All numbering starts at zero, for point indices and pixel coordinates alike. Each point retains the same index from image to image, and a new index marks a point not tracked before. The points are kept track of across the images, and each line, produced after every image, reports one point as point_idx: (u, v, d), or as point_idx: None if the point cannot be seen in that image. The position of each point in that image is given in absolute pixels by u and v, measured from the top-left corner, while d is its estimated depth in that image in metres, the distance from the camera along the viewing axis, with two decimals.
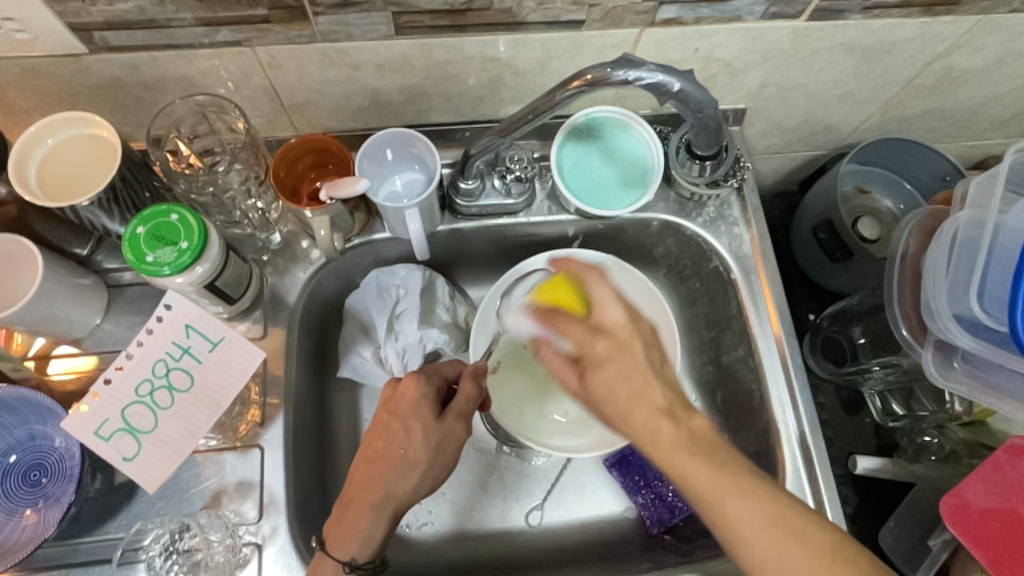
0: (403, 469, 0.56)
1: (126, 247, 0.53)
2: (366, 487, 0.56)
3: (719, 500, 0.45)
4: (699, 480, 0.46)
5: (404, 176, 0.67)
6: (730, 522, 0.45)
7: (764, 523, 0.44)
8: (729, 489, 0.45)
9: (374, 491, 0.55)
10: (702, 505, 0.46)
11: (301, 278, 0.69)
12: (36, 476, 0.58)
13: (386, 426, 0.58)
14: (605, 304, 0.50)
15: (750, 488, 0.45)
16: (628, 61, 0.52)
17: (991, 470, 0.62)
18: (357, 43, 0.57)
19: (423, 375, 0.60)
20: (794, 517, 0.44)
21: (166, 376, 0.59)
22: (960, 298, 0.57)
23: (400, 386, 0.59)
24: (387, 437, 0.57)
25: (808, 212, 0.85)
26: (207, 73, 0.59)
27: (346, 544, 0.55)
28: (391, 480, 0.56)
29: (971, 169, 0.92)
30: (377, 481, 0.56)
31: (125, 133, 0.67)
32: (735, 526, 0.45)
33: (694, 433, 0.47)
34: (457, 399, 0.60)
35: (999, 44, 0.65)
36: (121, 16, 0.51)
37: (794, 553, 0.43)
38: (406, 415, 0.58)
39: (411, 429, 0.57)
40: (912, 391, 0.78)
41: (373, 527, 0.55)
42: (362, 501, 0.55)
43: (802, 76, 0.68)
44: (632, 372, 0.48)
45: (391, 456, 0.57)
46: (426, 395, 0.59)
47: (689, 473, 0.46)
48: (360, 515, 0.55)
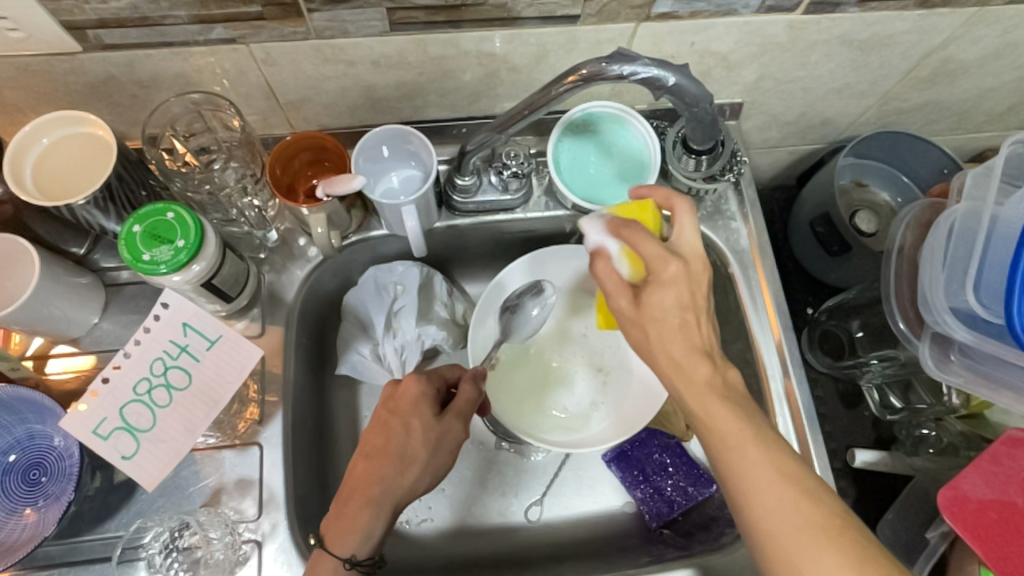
0: (402, 465, 0.57)
1: (123, 246, 0.53)
2: (362, 484, 0.56)
3: (732, 445, 0.45)
4: (724, 422, 0.46)
5: (401, 173, 0.67)
6: (732, 466, 0.45)
7: (773, 473, 0.44)
8: (747, 437, 0.45)
9: (373, 486, 0.55)
10: (714, 443, 0.47)
11: (298, 275, 0.69)
12: (36, 475, 0.58)
13: (385, 424, 0.58)
14: (683, 236, 0.51)
15: (769, 440, 0.45)
16: (622, 55, 0.51)
17: (988, 462, 0.62)
18: (352, 40, 0.56)
19: (423, 374, 0.61)
20: (802, 483, 0.44)
21: (164, 375, 0.59)
22: (956, 291, 0.57)
23: (400, 385, 0.60)
24: (385, 434, 0.58)
25: (806, 206, 0.85)
26: (202, 71, 0.59)
27: (345, 541, 0.54)
28: (389, 477, 0.56)
29: (968, 162, 0.91)
30: (374, 478, 0.56)
31: (121, 132, 0.67)
32: (740, 472, 0.45)
33: (727, 382, 0.48)
34: (457, 400, 0.61)
35: (996, 36, 0.65)
36: (114, 14, 0.50)
37: (800, 512, 0.43)
38: (406, 413, 0.59)
39: (411, 425, 0.58)
40: (910, 384, 0.78)
41: (371, 523, 0.55)
42: (360, 498, 0.55)
43: (798, 70, 0.68)
44: (689, 299, 0.48)
45: (391, 452, 0.57)
46: (426, 394, 0.60)
47: (709, 410, 0.46)
48: (358, 514, 0.55)
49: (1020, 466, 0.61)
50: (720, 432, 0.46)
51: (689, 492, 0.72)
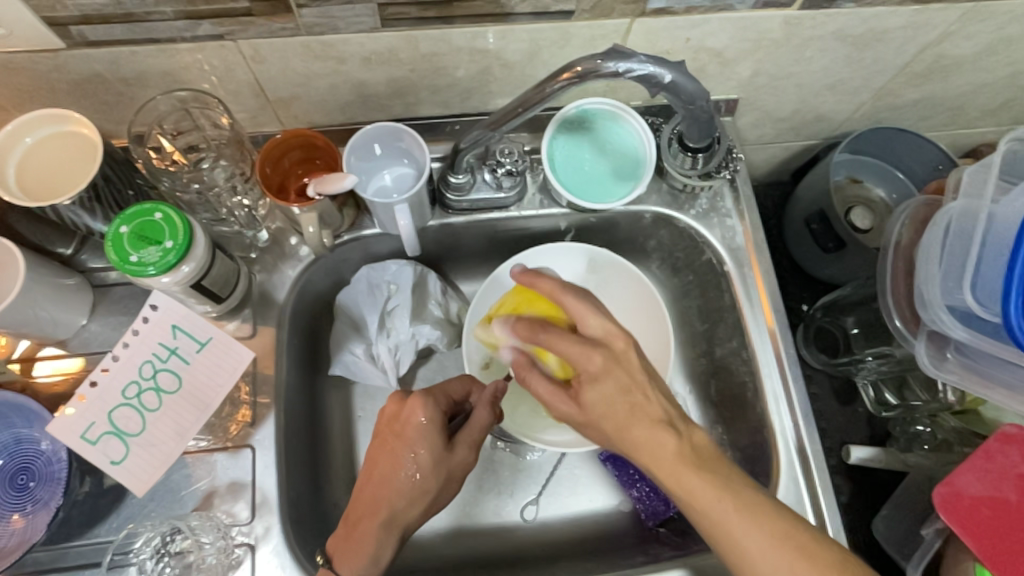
0: (412, 497, 0.57)
1: (109, 248, 0.52)
2: (371, 508, 0.57)
3: (719, 509, 0.46)
4: (702, 498, 0.47)
5: (393, 171, 0.66)
6: (739, 549, 0.46)
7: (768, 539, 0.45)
8: (726, 500, 0.47)
9: (380, 512, 0.56)
10: (714, 534, 0.47)
11: (290, 275, 0.69)
12: (23, 480, 0.57)
13: (392, 450, 0.58)
14: (586, 315, 0.53)
15: (754, 505, 0.46)
16: (618, 52, 0.51)
17: (982, 458, 0.62)
18: (342, 36, 0.55)
19: (431, 399, 0.59)
20: (795, 533, 0.46)
21: (153, 378, 0.58)
22: (953, 289, 0.57)
23: (405, 408, 0.59)
24: (393, 461, 0.57)
25: (800, 203, 0.84)
26: (190, 68, 0.58)
27: (354, 563, 0.55)
28: (398, 506, 0.57)
29: (962, 157, 0.91)
30: (381, 504, 0.57)
31: (106, 130, 0.65)
32: (733, 533, 0.46)
33: (696, 447, 0.49)
34: (471, 428, 0.60)
35: (991, 32, 0.65)
36: (97, 9, 0.49)
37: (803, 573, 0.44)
38: (415, 440, 0.58)
39: (420, 456, 0.57)
40: (905, 381, 0.78)
41: (380, 547, 0.56)
42: (369, 520, 0.56)
43: (794, 66, 0.67)
44: (623, 382, 0.50)
45: (399, 483, 0.57)
46: (434, 421, 0.58)
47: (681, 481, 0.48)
48: (367, 535, 0.56)
49: (1014, 462, 0.61)
50: (721, 515, 0.46)
51: None
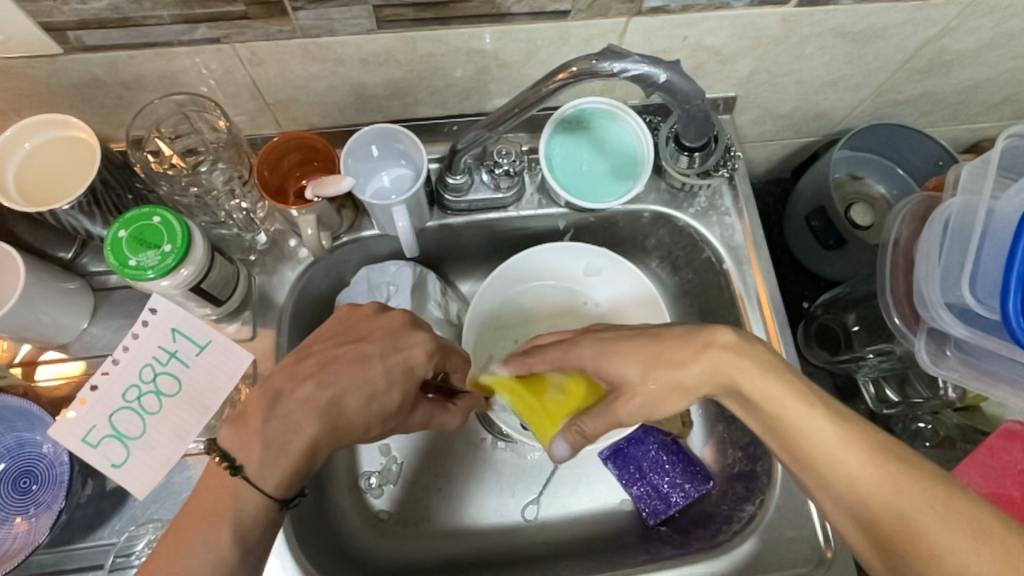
0: (365, 415, 0.54)
1: (108, 252, 0.52)
2: (310, 412, 0.52)
3: (810, 422, 0.46)
4: (784, 404, 0.47)
5: (391, 172, 0.66)
6: (811, 450, 0.46)
7: (849, 442, 0.45)
8: (815, 414, 0.46)
9: (323, 424, 0.52)
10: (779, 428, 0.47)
11: (289, 277, 0.69)
12: (26, 483, 0.57)
13: (365, 365, 0.54)
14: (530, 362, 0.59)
15: (832, 406, 0.47)
16: (613, 52, 0.51)
17: (985, 454, 0.62)
18: (339, 38, 0.55)
19: (434, 353, 0.57)
20: (877, 442, 0.45)
21: (153, 382, 0.58)
22: (953, 286, 0.57)
23: (409, 338, 0.57)
24: (358, 376, 0.53)
25: (801, 200, 0.84)
26: (187, 72, 0.58)
27: (269, 470, 0.50)
28: (346, 424, 0.53)
29: (964, 153, 0.91)
30: (328, 412, 0.52)
31: (105, 134, 0.65)
32: (828, 452, 0.45)
33: (752, 343, 0.50)
34: (436, 412, 0.59)
35: (991, 27, 0.64)
36: (95, 14, 0.50)
37: (899, 484, 0.44)
38: (393, 357, 0.55)
39: (391, 390, 0.55)
40: (906, 378, 0.77)
41: (300, 461, 0.51)
42: (306, 427, 0.51)
43: (792, 63, 0.67)
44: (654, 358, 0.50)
45: (357, 398, 0.53)
46: (422, 371, 0.56)
47: (756, 390, 0.48)
48: (296, 442, 0.51)
49: (1016, 458, 0.62)
50: (818, 436, 0.46)
51: (687, 488, 0.72)
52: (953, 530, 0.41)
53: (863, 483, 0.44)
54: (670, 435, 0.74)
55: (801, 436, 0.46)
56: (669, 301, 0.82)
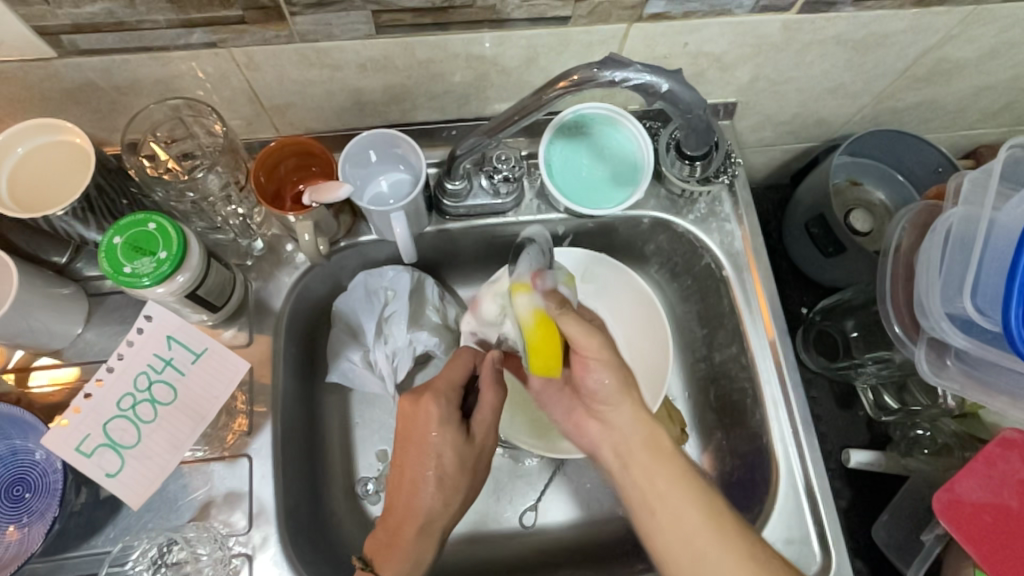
0: (439, 492, 0.60)
1: (103, 258, 0.52)
2: (407, 514, 0.59)
3: (651, 475, 0.54)
4: (641, 456, 0.55)
5: (390, 177, 0.66)
6: (642, 490, 0.54)
7: (674, 488, 0.53)
8: (660, 469, 0.54)
9: (414, 517, 0.59)
10: (626, 469, 0.56)
11: (286, 282, 0.68)
12: (19, 491, 0.57)
13: (413, 452, 0.60)
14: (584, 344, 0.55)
15: (681, 467, 0.54)
16: (615, 61, 0.50)
17: (983, 464, 0.62)
18: (337, 43, 0.55)
19: (443, 396, 0.60)
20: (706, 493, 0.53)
21: (148, 390, 0.58)
22: (954, 297, 0.57)
23: (418, 409, 0.60)
24: (418, 464, 0.60)
25: (799, 207, 0.83)
26: (183, 76, 0.57)
27: (395, 566, 0.57)
28: (429, 505, 0.59)
29: (963, 159, 0.91)
30: (416, 509, 0.59)
31: (100, 138, 0.65)
32: (668, 509, 0.53)
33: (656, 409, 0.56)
34: (483, 414, 0.61)
35: (992, 35, 0.64)
36: (89, 18, 0.49)
37: (703, 540, 0.51)
38: (422, 445, 0.60)
39: (443, 458, 0.59)
40: (904, 384, 0.78)
41: (421, 549, 0.59)
42: (410, 526, 0.59)
43: (793, 69, 0.67)
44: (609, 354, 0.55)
45: (426, 482, 0.59)
46: (451, 418, 0.60)
47: (620, 439, 0.56)
48: (409, 541, 0.58)
49: (1014, 467, 0.61)
50: (653, 480, 0.54)
51: None
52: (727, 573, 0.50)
53: (691, 539, 0.52)
54: None
55: (642, 480, 0.55)
56: (668, 307, 0.82)
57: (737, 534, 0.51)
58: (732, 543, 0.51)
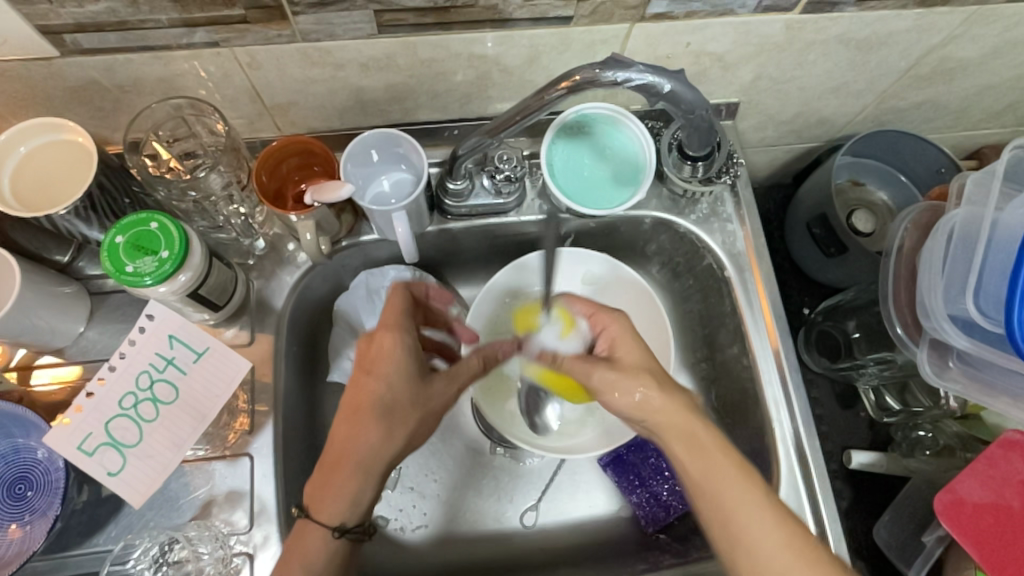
0: (387, 419, 0.56)
1: (105, 257, 0.52)
2: (343, 445, 0.55)
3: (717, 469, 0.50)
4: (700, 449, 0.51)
5: (391, 177, 0.66)
6: (707, 488, 0.50)
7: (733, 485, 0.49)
8: (762, 518, 0.48)
9: (351, 445, 0.55)
10: (728, 535, 0.49)
11: (287, 281, 0.68)
12: (21, 489, 0.57)
13: (359, 382, 0.57)
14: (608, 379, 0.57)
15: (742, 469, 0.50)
16: (617, 62, 0.50)
17: (984, 464, 0.62)
18: (339, 42, 0.55)
19: (400, 334, 0.59)
20: (800, 534, 0.47)
21: (150, 389, 0.58)
22: (956, 298, 0.57)
23: (373, 342, 0.59)
24: (363, 392, 0.57)
25: (802, 207, 0.83)
26: (185, 75, 0.57)
27: (331, 508, 0.54)
28: (371, 434, 0.55)
29: (966, 159, 0.90)
30: (356, 438, 0.55)
31: (102, 137, 0.65)
32: (715, 495, 0.50)
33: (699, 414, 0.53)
34: (458, 372, 0.62)
35: (996, 35, 0.64)
36: (92, 18, 0.49)
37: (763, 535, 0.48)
38: (378, 368, 0.58)
39: (395, 387, 0.57)
40: (906, 385, 0.78)
41: (358, 487, 0.55)
42: (341, 458, 0.55)
43: (796, 69, 0.67)
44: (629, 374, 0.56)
45: (375, 408, 0.56)
46: (408, 355, 0.59)
47: (716, 492, 0.49)
48: (342, 479, 0.54)
49: (1017, 469, 0.61)
50: (748, 532, 0.48)
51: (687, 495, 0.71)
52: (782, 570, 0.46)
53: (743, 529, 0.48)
54: None
55: (742, 536, 0.48)
56: (669, 307, 0.82)
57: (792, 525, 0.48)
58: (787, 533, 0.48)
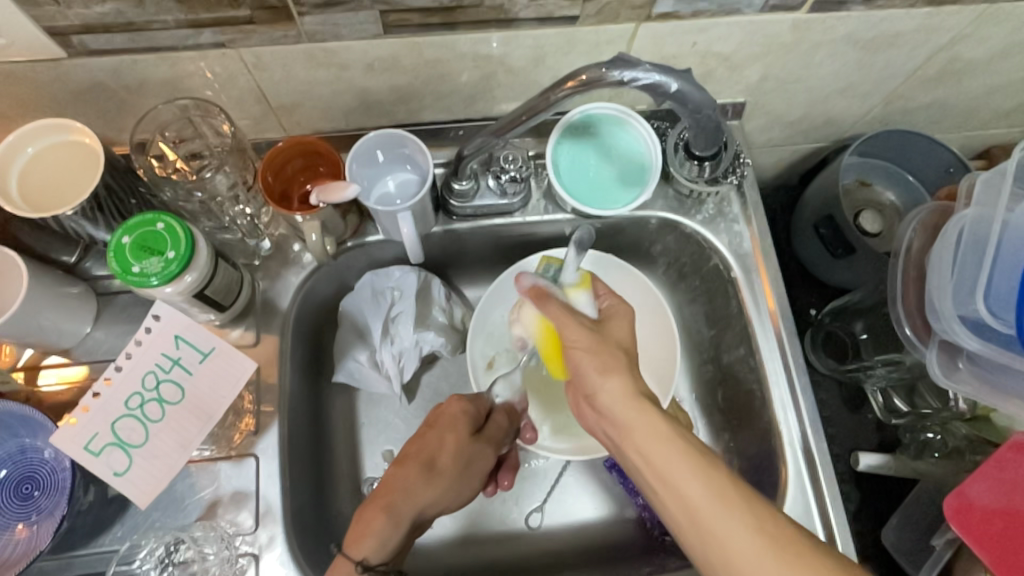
0: (428, 474, 0.57)
1: (111, 258, 0.52)
2: (387, 489, 0.55)
3: (668, 459, 0.45)
4: (651, 439, 0.46)
5: (397, 176, 0.65)
6: (658, 470, 0.46)
7: (692, 470, 0.44)
8: (699, 481, 0.44)
9: (394, 493, 0.55)
10: (663, 493, 0.46)
11: (293, 282, 0.68)
12: (28, 489, 0.57)
13: (421, 436, 0.60)
14: (602, 386, 0.49)
15: (698, 456, 0.45)
16: (624, 61, 0.50)
17: (994, 468, 0.61)
18: (345, 43, 0.55)
19: (464, 395, 0.62)
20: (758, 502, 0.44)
21: (156, 389, 0.58)
22: (965, 300, 0.56)
23: (442, 403, 0.62)
24: (422, 444, 0.59)
25: (809, 207, 0.83)
26: (191, 76, 0.57)
27: (361, 543, 0.52)
28: (413, 483, 0.56)
29: (974, 159, 0.90)
30: (397, 485, 0.55)
31: (108, 138, 0.65)
32: (671, 478, 0.45)
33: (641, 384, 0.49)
34: (494, 428, 0.63)
35: (1005, 34, 0.64)
36: (98, 19, 0.49)
37: (739, 534, 0.42)
38: (440, 427, 0.60)
39: (445, 439, 0.59)
40: (915, 387, 0.78)
41: (387, 530, 0.53)
42: (378, 502, 0.54)
43: (803, 69, 0.66)
44: (611, 362, 0.49)
45: (422, 460, 0.57)
46: (466, 412, 0.61)
47: (652, 457, 0.46)
48: (372, 519, 0.53)
49: None
50: (677, 489, 0.45)
51: None
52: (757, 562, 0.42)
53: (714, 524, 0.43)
54: None
55: (680, 500, 0.45)
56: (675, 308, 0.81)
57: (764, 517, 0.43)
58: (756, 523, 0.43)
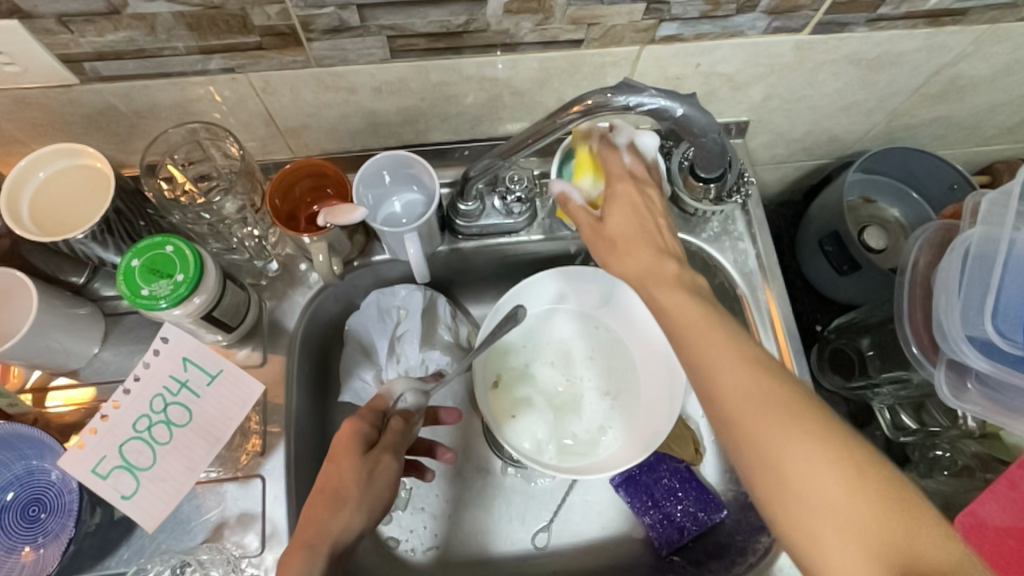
0: (334, 504, 0.50)
1: (121, 281, 0.52)
2: (303, 526, 0.50)
3: (734, 375, 0.45)
4: (720, 361, 0.45)
5: (403, 198, 0.66)
6: (730, 395, 0.44)
7: (767, 391, 0.44)
8: (771, 395, 0.43)
9: (308, 530, 0.49)
10: (746, 427, 0.43)
11: (300, 302, 0.68)
12: (35, 511, 0.57)
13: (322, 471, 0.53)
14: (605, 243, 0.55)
15: (772, 375, 0.44)
16: (630, 87, 0.51)
17: (1006, 486, 0.61)
18: (353, 67, 0.55)
19: (355, 415, 0.55)
20: (825, 427, 0.42)
21: (164, 412, 0.58)
22: (974, 318, 0.57)
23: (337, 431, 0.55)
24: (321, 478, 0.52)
25: (813, 224, 0.83)
26: (201, 100, 0.58)
27: None
28: (323, 517, 0.50)
29: (978, 174, 0.90)
30: (310, 520, 0.50)
31: (118, 160, 0.66)
32: (737, 391, 0.44)
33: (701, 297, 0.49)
34: (391, 433, 0.56)
35: (1007, 53, 0.64)
36: (112, 47, 0.50)
37: (810, 450, 0.41)
38: (336, 452, 0.53)
39: (340, 466, 0.52)
40: (923, 405, 0.77)
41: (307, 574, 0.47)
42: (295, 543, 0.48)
43: (805, 89, 0.67)
44: (634, 247, 0.53)
45: (323, 493, 0.50)
46: (360, 431, 0.54)
47: (718, 369, 0.45)
48: (292, 556, 0.48)
49: None
50: (751, 409, 0.43)
51: (700, 518, 0.70)
52: (820, 474, 0.41)
53: (788, 439, 0.42)
54: (682, 462, 0.73)
55: (744, 408, 0.44)
56: None
57: (831, 438, 0.42)
58: (818, 438, 0.42)
